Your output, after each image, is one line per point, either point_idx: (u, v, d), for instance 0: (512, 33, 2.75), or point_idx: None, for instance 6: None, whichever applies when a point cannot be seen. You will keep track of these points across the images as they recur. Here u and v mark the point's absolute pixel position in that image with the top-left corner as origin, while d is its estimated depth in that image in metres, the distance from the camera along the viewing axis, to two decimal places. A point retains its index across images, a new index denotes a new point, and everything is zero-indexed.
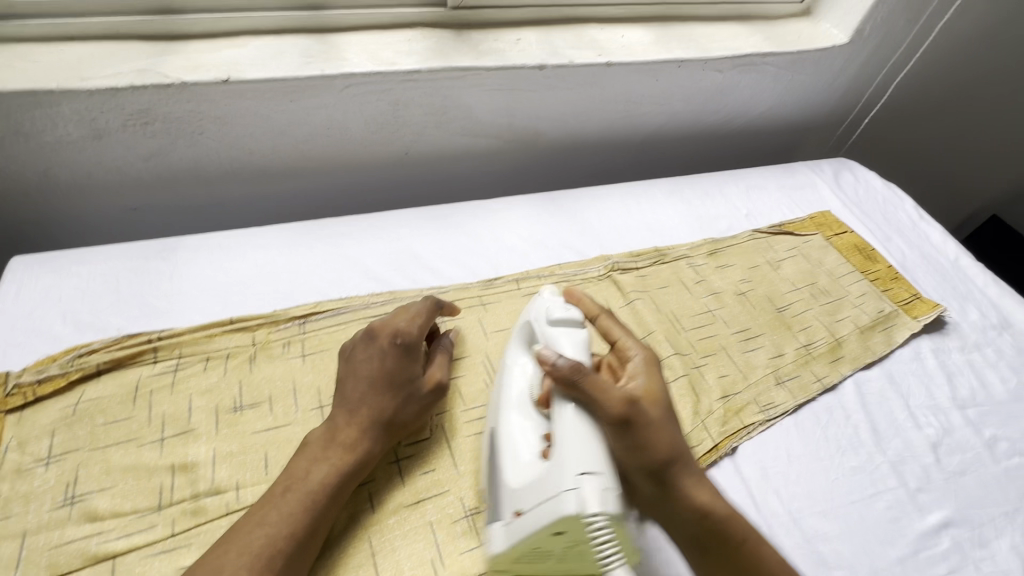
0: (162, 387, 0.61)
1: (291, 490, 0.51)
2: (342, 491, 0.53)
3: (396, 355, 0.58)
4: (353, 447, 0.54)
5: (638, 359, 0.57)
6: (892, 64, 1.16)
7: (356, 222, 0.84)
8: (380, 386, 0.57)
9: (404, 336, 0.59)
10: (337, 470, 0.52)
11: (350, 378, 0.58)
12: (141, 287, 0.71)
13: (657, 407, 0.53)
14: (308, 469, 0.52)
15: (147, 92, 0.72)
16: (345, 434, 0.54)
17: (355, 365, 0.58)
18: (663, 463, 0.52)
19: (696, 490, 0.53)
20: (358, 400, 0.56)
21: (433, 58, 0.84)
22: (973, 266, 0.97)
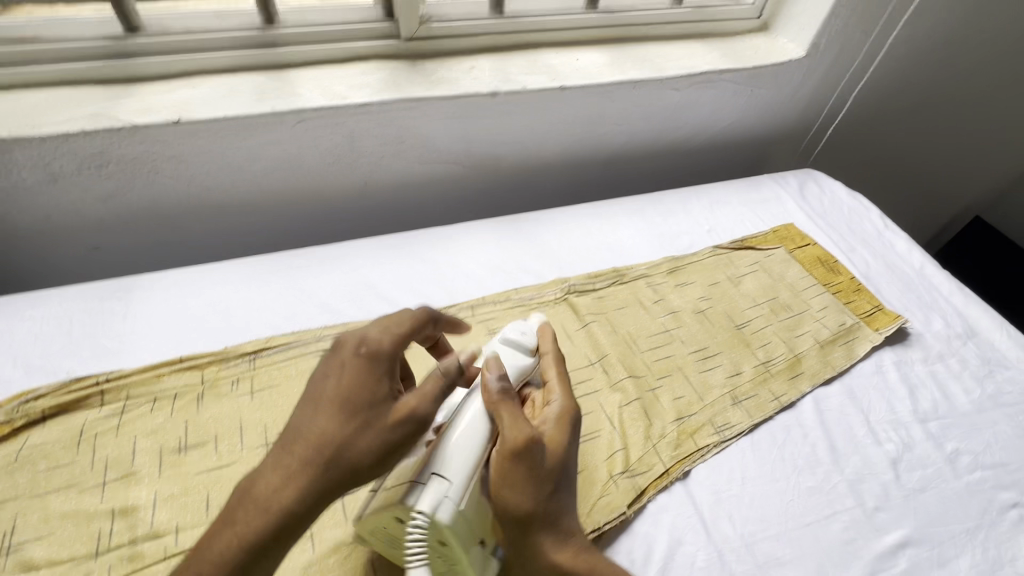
0: (107, 430, 0.61)
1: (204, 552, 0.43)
2: (265, 552, 0.43)
3: (350, 376, 0.48)
4: (274, 496, 0.44)
5: (556, 408, 0.55)
6: (851, 74, 1.17)
7: (314, 255, 0.85)
8: (322, 413, 0.46)
9: (365, 351, 0.49)
10: (254, 526, 0.43)
11: (294, 408, 0.48)
12: (94, 328, 0.71)
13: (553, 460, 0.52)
14: (224, 524, 0.44)
15: (99, 136, 0.74)
16: (268, 479, 0.45)
17: (302, 391, 0.49)
18: (531, 516, 0.50)
19: (558, 551, 0.51)
20: (291, 435, 0.46)
21: (386, 89, 0.85)
22: (937, 275, 0.97)
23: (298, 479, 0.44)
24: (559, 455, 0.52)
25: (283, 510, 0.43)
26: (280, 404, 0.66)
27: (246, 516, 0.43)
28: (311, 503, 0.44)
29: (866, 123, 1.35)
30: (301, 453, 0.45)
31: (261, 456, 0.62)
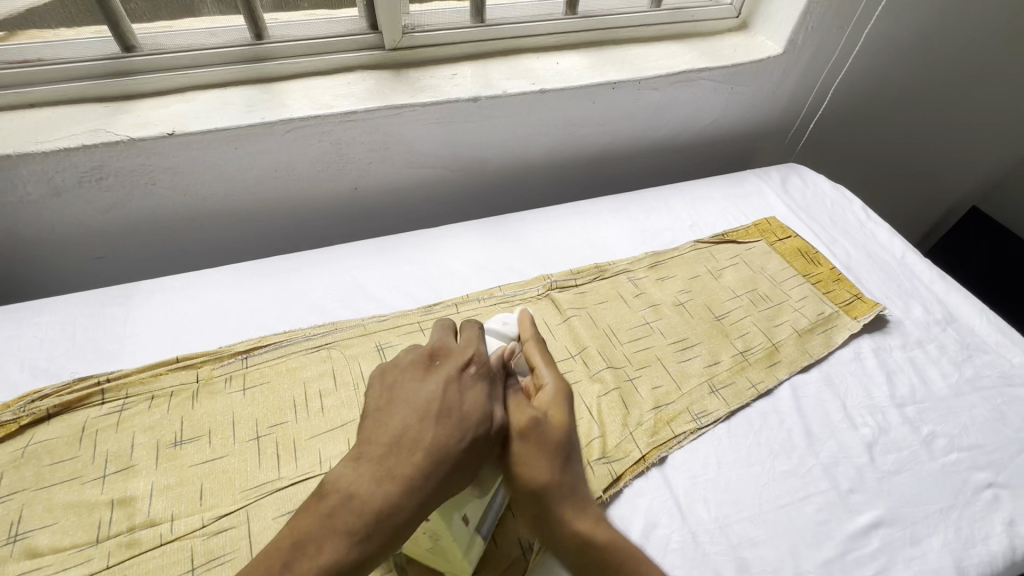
0: (107, 426, 0.65)
1: (301, 561, 0.41)
2: (368, 563, 0.43)
3: (463, 390, 0.51)
4: (389, 506, 0.44)
5: (549, 387, 0.57)
6: (830, 69, 1.19)
7: (305, 258, 0.88)
8: (440, 423, 0.48)
9: (474, 367, 0.53)
10: (367, 537, 0.43)
11: (394, 413, 0.48)
12: (96, 331, 0.75)
13: (552, 433, 0.54)
14: (322, 532, 0.42)
15: (98, 150, 0.78)
16: (381, 486, 0.44)
17: (404, 398, 0.49)
18: (543, 488, 0.53)
19: (576, 517, 0.53)
20: (402, 442, 0.47)
21: (370, 97, 0.89)
22: (918, 263, 0.98)
23: (412, 491, 0.45)
24: (564, 431, 0.55)
25: (395, 520, 0.44)
26: (271, 399, 0.69)
27: (353, 525, 0.43)
28: (418, 515, 0.46)
29: (851, 117, 1.37)
30: (420, 463, 0.46)
31: (252, 449, 0.65)
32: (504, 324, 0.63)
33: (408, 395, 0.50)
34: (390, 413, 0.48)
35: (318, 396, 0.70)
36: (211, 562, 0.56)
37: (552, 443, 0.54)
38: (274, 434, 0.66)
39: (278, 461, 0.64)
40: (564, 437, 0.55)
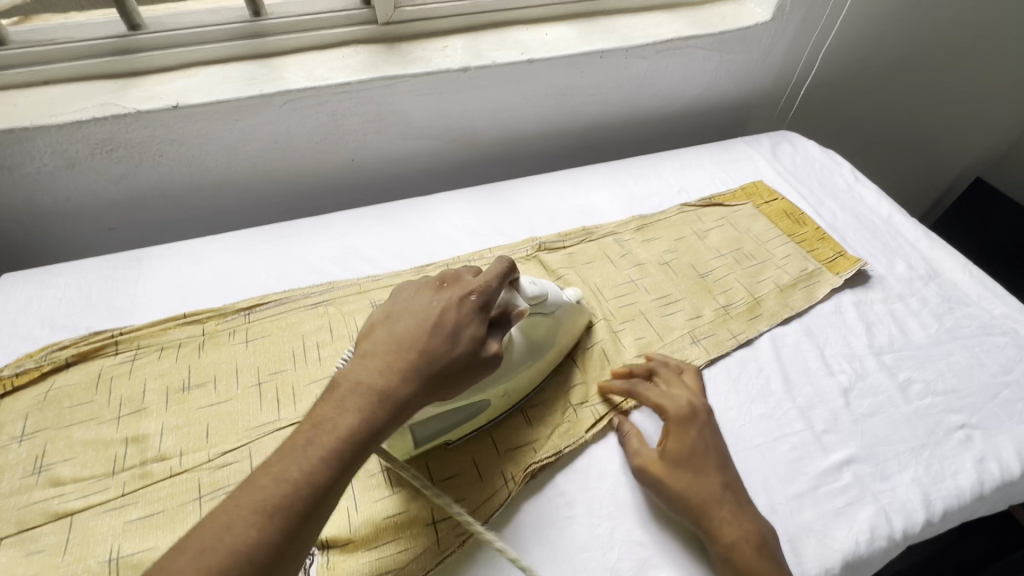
0: (121, 373, 0.70)
1: (320, 436, 0.43)
2: (374, 442, 0.45)
3: (466, 303, 0.53)
4: (393, 390, 0.46)
5: (675, 413, 0.65)
6: (819, 34, 1.19)
7: (304, 225, 0.93)
8: (441, 330, 0.50)
9: (480, 290, 0.54)
10: (373, 415, 0.45)
11: (400, 319, 0.51)
12: (110, 292, 0.80)
13: (681, 454, 0.62)
14: (336, 410, 0.44)
15: (107, 122, 0.82)
16: (387, 372, 0.46)
17: (405, 312, 0.51)
18: (681, 498, 0.59)
19: (723, 526, 0.57)
20: (405, 339, 0.49)
21: (365, 69, 0.92)
22: (905, 223, 0.99)
23: (412, 381, 0.47)
24: (690, 449, 0.62)
25: (399, 406, 0.46)
26: (271, 350, 0.74)
27: (363, 404, 0.45)
28: (415, 405, 0.47)
29: (844, 85, 1.38)
30: (420, 357, 0.48)
31: (254, 394, 0.69)
32: (533, 284, 0.66)
33: (413, 306, 0.52)
34: (396, 320, 0.51)
35: (315, 347, 0.75)
36: (216, 491, 0.61)
37: (685, 459, 0.62)
38: (274, 381, 0.71)
39: (278, 405, 0.69)
40: (695, 452, 0.62)
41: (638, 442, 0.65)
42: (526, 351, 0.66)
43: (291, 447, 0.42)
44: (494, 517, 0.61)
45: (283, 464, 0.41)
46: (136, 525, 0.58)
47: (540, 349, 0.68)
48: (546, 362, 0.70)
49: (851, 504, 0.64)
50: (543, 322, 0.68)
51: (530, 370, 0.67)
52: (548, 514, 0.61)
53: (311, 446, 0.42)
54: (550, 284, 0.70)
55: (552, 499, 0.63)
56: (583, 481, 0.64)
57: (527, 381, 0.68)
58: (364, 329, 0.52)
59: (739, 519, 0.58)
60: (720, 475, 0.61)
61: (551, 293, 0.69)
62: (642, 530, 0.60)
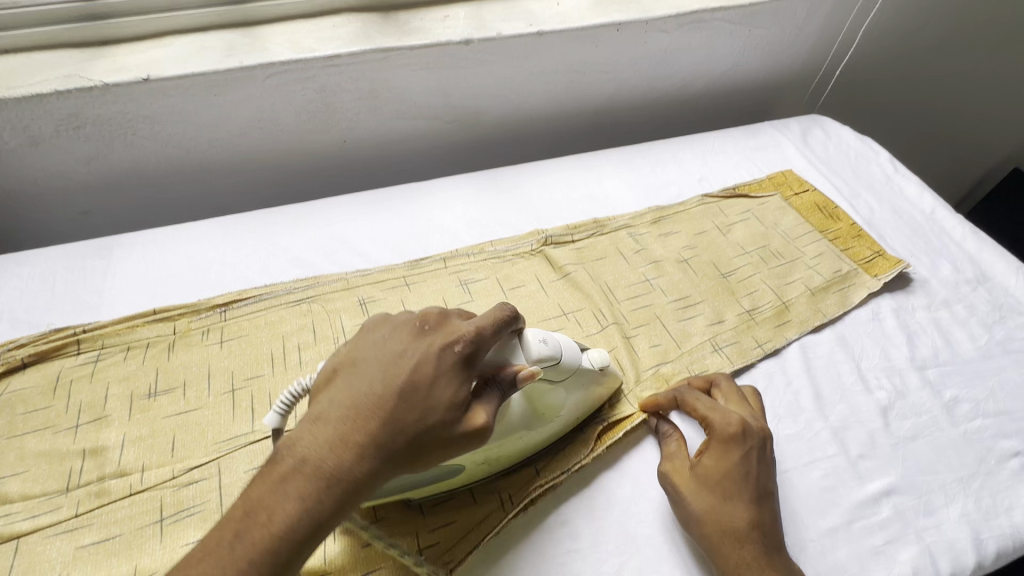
0: (82, 376, 0.64)
1: (253, 527, 0.38)
2: (316, 537, 0.39)
3: (444, 359, 0.44)
4: (342, 473, 0.39)
5: (723, 431, 0.57)
6: (860, 7, 1.08)
7: (290, 212, 0.85)
8: (408, 396, 0.42)
9: (464, 344, 0.45)
10: (315, 506, 0.39)
11: (362, 374, 0.43)
12: (75, 283, 0.74)
13: (711, 477, 0.55)
14: (274, 496, 0.39)
15: (72, 96, 0.75)
16: (336, 449, 0.40)
17: (369, 362, 0.44)
18: (699, 525, 0.53)
19: (742, 570, 0.50)
20: (362, 405, 0.41)
21: (357, 40, 0.83)
22: (951, 219, 0.90)
23: (366, 462, 0.40)
24: (724, 475, 0.55)
25: (349, 493, 0.40)
26: (247, 352, 0.67)
27: (304, 492, 0.39)
28: (371, 489, 0.41)
29: (881, 64, 1.26)
30: (378, 431, 0.41)
31: (226, 401, 0.63)
32: (544, 342, 0.54)
33: (380, 356, 0.44)
34: (357, 374, 0.43)
35: (296, 350, 0.68)
36: (180, 513, 0.55)
37: (715, 481, 0.54)
38: (249, 388, 0.64)
39: (253, 415, 0.62)
40: (729, 478, 0.54)
41: (672, 451, 0.59)
42: (524, 419, 0.55)
43: (218, 539, 0.38)
44: (487, 544, 0.54)
45: (203, 565, 0.36)
46: (89, 551, 0.52)
47: (541, 419, 0.56)
48: (547, 430, 0.58)
49: (891, 542, 0.56)
50: (550, 389, 0.56)
51: (525, 438, 0.56)
52: (550, 545, 0.55)
53: (239, 541, 0.37)
54: (565, 338, 0.58)
55: (554, 529, 0.56)
56: (589, 509, 0.57)
57: (518, 446, 0.57)
58: (325, 378, 0.45)
59: (761, 565, 0.50)
60: (752, 510, 0.53)
61: (564, 351, 0.56)
62: (654, 568, 0.54)
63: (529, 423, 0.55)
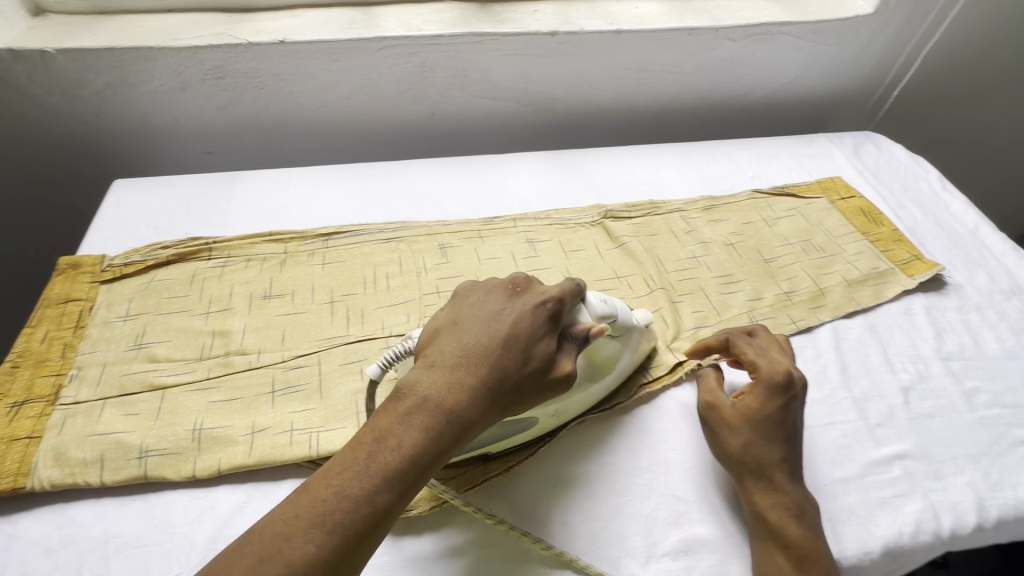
0: (212, 276, 0.77)
1: (383, 449, 0.44)
2: (433, 462, 0.45)
3: (537, 316, 0.51)
4: (457, 408, 0.47)
5: (768, 375, 0.61)
6: (921, 32, 1.14)
7: (383, 167, 0.97)
8: (508, 346, 0.50)
9: (553, 303, 0.52)
10: (435, 434, 0.45)
11: (466, 328, 0.51)
12: (205, 205, 0.87)
13: (751, 415, 0.60)
14: (400, 425, 0.45)
15: (221, 51, 0.89)
16: (451, 388, 0.47)
17: (472, 320, 0.52)
18: (736, 452, 0.59)
19: (768, 486, 0.58)
20: (470, 353, 0.49)
21: (457, 24, 0.96)
22: (992, 235, 0.94)
23: (477, 400, 0.48)
24: (763, 413, 0.60)
25: (461, 427, 0.47)
26: (344, 274, 0.79)
27: (427, 421, 0.46)
28: (478, 424, 0.48)
29: (942, 93, 1.30)
30: (486, 374, 0.48)
31: (326, 310, 0.74)
32: (604, 301, 0.60)
33: (481, 315, 0.52)
34: (462, 328, 0.51)
35: (384, 278, 0.79)
36: (288, 388, 0.66)
37: (756, 420, 0.60)
38: (345, 301, 0.76)
39: (347, 322, 0.73)
40: (769, 418, 0.60)
41: (713, 387, 0.65)
42: (584, 372, 0.62)
43: (352, 459, 0.44)
44: (542, 450, 0.63)
45: (342, 478, 0.42)
46: (218, 405, 0.63)
47: (601, 369, 0.63)
48: (605, 383, 0.64)
49: (899, 496, 0.63)
50: (607, 342, 0.62)
51: (586, 392, 0.63)
52: (594, 456, 0.63)
53: (372, 460, 0.44)
54: (621, 304, 0.64)
55: (597, 444, 0.64)
56: (628, 433, 0.66)
57: (580, 402, 0.63)
58: (429, 332, 0.53)
59: (785, 490, 0.57)
60: (785, 444, 0.59)
61: (620, 312, 0.62)
62: (682, 486, 0.61)
63: (590, 374, 0.62)
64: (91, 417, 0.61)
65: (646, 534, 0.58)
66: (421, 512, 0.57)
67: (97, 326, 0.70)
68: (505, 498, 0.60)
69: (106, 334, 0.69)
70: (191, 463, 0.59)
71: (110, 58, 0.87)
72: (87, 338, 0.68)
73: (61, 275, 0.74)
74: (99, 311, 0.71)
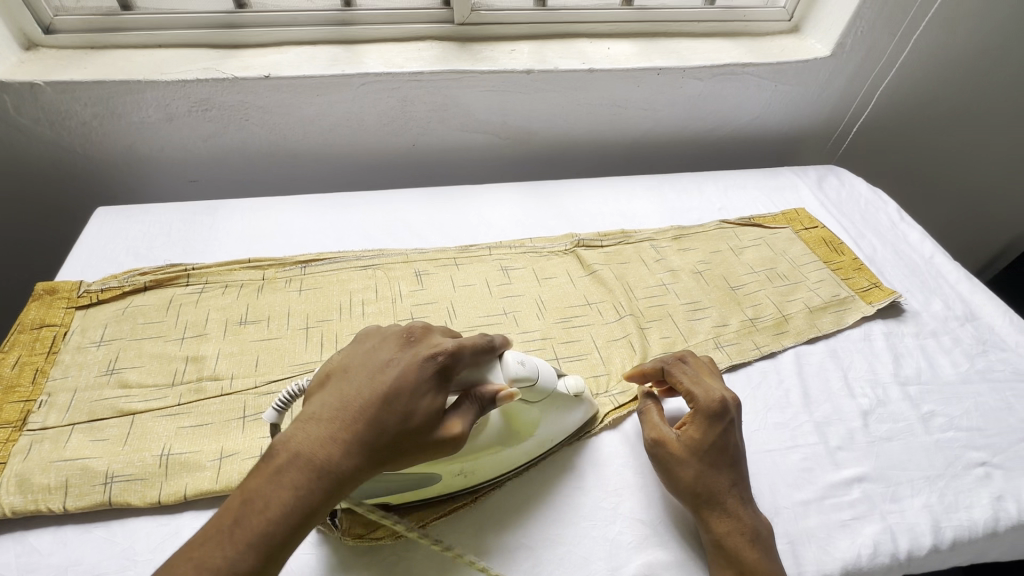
0: (189, 302, 0.78)
1: (251, 513, 0.44)
2: (305, 524, 0.45)
3: (424, 369, 0.50)
4: (328, 466, 0.46)
5: (705, 405, 0.64)
6: (876, 74, 1.21)
7: (364, 197, 1.00)
8: (389, 402, 0.48)
9: (442, 355, 0.51)
10: (304, 496, 0.45)
11: (351, 380, 0.50)
12: (187, 232, 0.89)
13: (696, 446, 0.62)
14: (269, 487, 0.45)
15: (208, 85, 0.92)
16: (323, 446, 0.47)
17: (358, 371, 0.51)
18: (689, 485, 0.60)
19: (722, 516, 0.59)
20: (349, 408, 0.48)
21: (437, 62, 1.00)
22: (947, 264, 0.99)
23: (352, 459, 0.47)
24: (708, 444, 0.62)
25: (335, 486, 0.46)
26: (321, 300, 0.81)
27: (296, 483, 0.45)
28: (352, 484, 0.47)
29: (901, 130, 1.37)
30: (362, 433, 0.47)
31: (301, 335, 0.76)
32: (521, 364, 0.58)
33: (366, 367, 0.51)
34: (346, 381, 0.50)
35: (360, 304, 0.81)
36: (259, 413, 0.66)
37: (702, 450, 0.61)
38: (321, 327, 0.77)
39: (322, 348, 0.75)
40: (713, 446, 0.62)
41: (657, 421, 0.65)
42: (500, 435, 0.60)
43: (218, 527, 0.44)
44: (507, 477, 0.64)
45: (205, 549, 0.43)
46: (187, 431, 0.64)
47: (519, 434, 0.61)
48: (524, 448, 0.63)
49: (857, 518, 0.64)
50: (527, 408, 0.60)
51: (501, 456, 0.61)
52: (559, 483, 0.64)
53: (238, 527, 0.44)
54: (543, 362, 0.62)
55: (562, 470, 0.65)
56: (592, 459, 0.67)
57: (493, 465, 0.61)
58: (318, 382, 0.52)
59: (740, 517, 0.59)
60: (733, 470, 0.61)
61: (542, 373, 0.60)
62: (646, 511, 0.62)
63: (506, 438, 0.60)
64: (58, 442, 0.61)
65: (609, 558, 0.59)
66: (385, 541, 0.58)
67: (70, 351, 0.70)
68: (470, 524, 0.60)
69: (80, 359, 0.70)
70: (158, 489, 0.59)
71: (98, 91, 0.90)
72: (60, 363, 0.69)
73: (37, 300, 0.74)
74: (73, 336, 0.72)
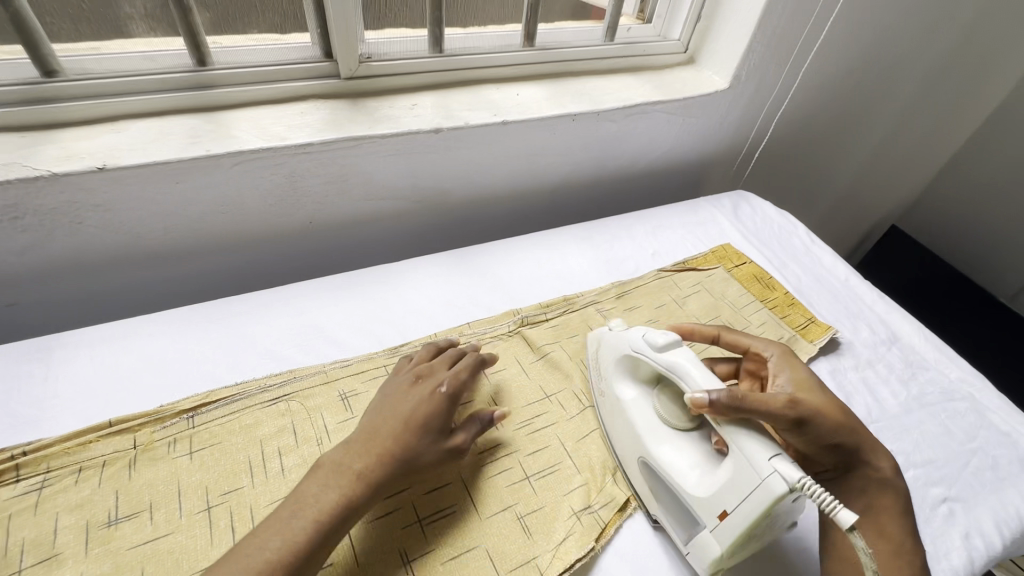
0: (24, 508, 0.56)
1: (302, 510, 0.51)
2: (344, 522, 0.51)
3: (433, 400, 0.60)
4: (366, 473, 0.54)
5: (775, 356, 0.69)
6: (769, 101, 1.27)
7: (257, 300, 0.82)
8: (413, 427, 0.58)
9: (444, 385, 0.62)
10: (347, 494, 0.52)
11: (376, 417, 0.59)
12: (7, 394, 0.65)
13: (812, 391, 0.64)
14: (319, 492, 0.52)
15: (14, 187, 0.68)
16: (361, 457, 0.55)
17: (386, 406, 0.60)
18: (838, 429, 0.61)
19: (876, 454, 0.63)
20: (379, 432, 0.57)
21: (327, 128, 0.85)
22: (861, 285, 1.04)
23: (382, 465, 0.55)
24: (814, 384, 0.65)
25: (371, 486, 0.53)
26: (222, 463, 0.63)
27: (340, 485, 0.52)
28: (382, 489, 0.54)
29: (789, 147, 1.46)
30: (392, 445, 0.56)
31: (202, 522, 0.58)
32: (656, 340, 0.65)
33: (389, 403, 0.60)
34: (378, 417, 0.59)
35: (277, 455, 0.64)
36: None
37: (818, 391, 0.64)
38: (228, 503, 0.59)
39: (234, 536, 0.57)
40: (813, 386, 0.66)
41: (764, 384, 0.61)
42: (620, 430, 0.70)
43: (276, 519, 0.50)
44: None
45: (266, 534, 0.49)
46: None
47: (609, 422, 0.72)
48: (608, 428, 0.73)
49: None
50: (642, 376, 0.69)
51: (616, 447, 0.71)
52: None
53: (293, 518, 0.50)
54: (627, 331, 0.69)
55: None
56: None
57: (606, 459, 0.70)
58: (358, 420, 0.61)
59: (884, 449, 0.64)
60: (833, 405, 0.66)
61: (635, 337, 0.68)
62: None
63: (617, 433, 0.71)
64: None
65: None
66: None
67: None
68: None
69: None
70: None
71: None
72: None
73: None
74: None
